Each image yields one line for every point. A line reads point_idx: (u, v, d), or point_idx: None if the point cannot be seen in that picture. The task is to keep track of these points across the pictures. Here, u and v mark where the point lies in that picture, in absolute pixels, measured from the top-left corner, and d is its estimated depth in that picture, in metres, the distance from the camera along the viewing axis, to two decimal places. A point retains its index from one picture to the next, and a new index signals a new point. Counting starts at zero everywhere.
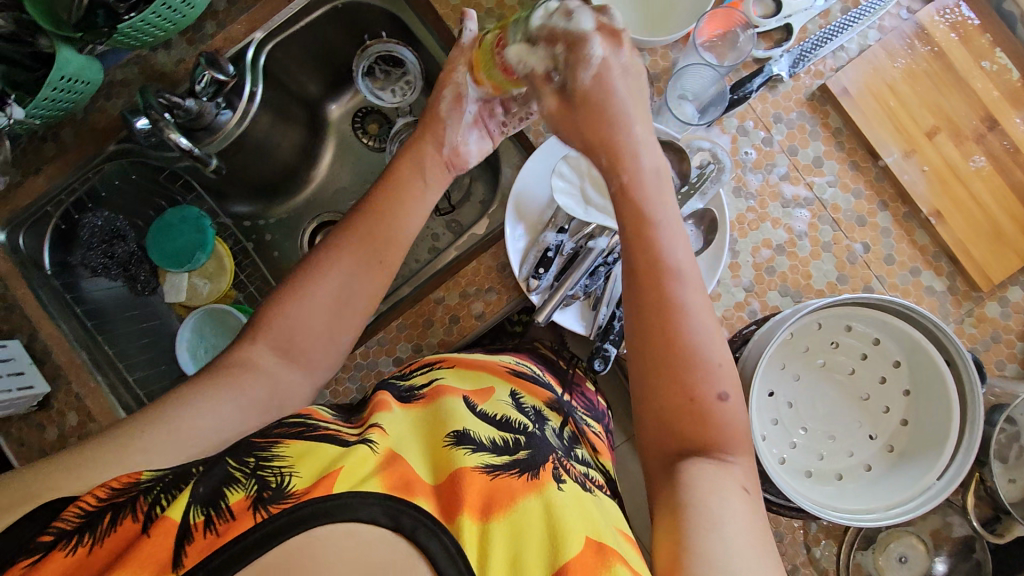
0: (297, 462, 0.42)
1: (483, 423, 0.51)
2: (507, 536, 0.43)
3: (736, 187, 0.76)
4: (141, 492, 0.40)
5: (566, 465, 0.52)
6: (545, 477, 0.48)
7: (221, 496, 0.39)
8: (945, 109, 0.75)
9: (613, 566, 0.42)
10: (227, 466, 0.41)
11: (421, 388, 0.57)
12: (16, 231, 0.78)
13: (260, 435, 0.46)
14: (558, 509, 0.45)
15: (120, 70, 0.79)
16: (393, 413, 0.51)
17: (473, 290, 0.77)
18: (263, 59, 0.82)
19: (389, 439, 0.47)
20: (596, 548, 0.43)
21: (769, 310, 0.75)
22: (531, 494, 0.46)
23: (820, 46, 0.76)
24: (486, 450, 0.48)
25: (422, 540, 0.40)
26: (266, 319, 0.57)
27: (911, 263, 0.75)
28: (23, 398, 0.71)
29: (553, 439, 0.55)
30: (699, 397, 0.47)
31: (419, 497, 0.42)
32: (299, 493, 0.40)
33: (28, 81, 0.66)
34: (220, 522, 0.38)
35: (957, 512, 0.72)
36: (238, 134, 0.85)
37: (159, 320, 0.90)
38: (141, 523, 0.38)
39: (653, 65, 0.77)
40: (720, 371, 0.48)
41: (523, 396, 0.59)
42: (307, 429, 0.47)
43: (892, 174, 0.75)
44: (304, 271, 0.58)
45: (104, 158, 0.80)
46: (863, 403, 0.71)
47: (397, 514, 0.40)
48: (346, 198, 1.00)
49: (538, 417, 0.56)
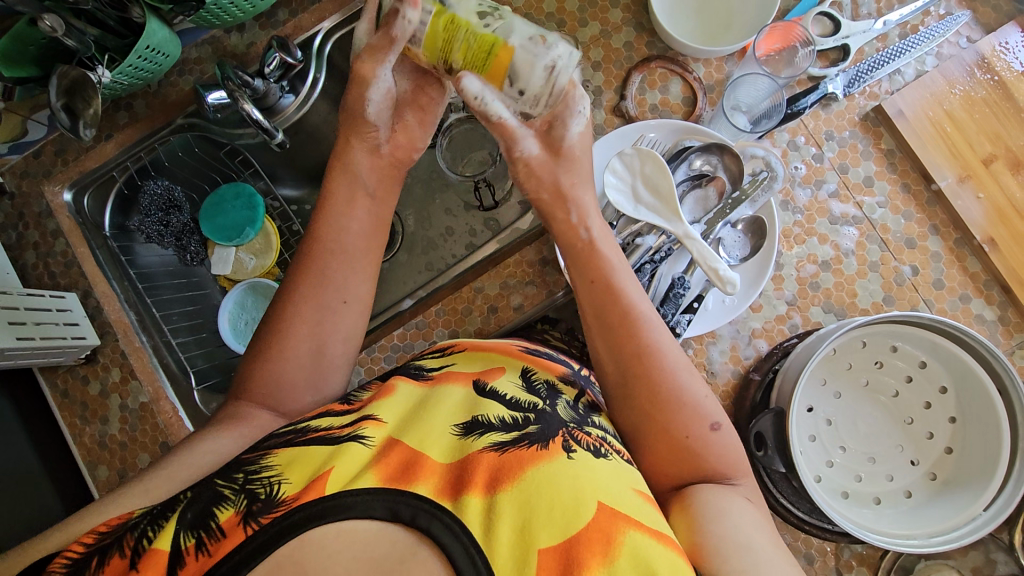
0: (286, 471, 0.42)
1: (492, 401, 0.50)
2: (516, 505, 0.42)
3: (783, 201, 0.76)
4: (128, 530, 0.41)
5: (578, 434, 0.48)
6: (555, 447, 0.45)
7: (211, 516, 0.39)
8: (1004, 138, 0.75)
9: (627, 533, 0.41)
10: (215, 487, 0.42)
11: (431, 371, 0.57)
12: (81, 191, 0.80)
13: (251, 451, 0.46)
14: (572, 477, 0.43)
15: (195, 48, 0.82)
16: (394, 399, 0.51)
17: (514, 282, 0.78)
18: (329, 48, 0.83)
19: (385, 430, 0.47)
20: (610, 513, 0.42)
21: (811, 325, 0.74)
22: (541, 464, 0.44)
23: (877, 68, 0.76)
24: (494, 428, 0.47)
25: (423, 524, 0.39)
26: (250, 379, 0.57)
27: (961, 289, 0.74)
28: (73, 347, 0.76)
29: (566, 412, 0.51)
30: (694, 433, 0.50)
31: (419, 483, 0.41)
32: (289, 500, 0.39)
33: (117, 47, 0.70)
34: (211, 542, 0.38)
35: (1000, 548, 0.69)
36: (295, 119, 0.86)
37: (205, 292, 0.92)
38: (128, 558, 0.39)
39: (708, 76, 0.78)
40: (707, 404, 0.52)
41: (534, 372, 0.56)
42: (297, 436, 0.46)
43: (945, 199, 0.75)
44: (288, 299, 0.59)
45: (171, 130, 0.82)
46: (907, 427, 0.71)
47: (395, 504, 0.40)
48: None
49: (550, 394, 0.53)
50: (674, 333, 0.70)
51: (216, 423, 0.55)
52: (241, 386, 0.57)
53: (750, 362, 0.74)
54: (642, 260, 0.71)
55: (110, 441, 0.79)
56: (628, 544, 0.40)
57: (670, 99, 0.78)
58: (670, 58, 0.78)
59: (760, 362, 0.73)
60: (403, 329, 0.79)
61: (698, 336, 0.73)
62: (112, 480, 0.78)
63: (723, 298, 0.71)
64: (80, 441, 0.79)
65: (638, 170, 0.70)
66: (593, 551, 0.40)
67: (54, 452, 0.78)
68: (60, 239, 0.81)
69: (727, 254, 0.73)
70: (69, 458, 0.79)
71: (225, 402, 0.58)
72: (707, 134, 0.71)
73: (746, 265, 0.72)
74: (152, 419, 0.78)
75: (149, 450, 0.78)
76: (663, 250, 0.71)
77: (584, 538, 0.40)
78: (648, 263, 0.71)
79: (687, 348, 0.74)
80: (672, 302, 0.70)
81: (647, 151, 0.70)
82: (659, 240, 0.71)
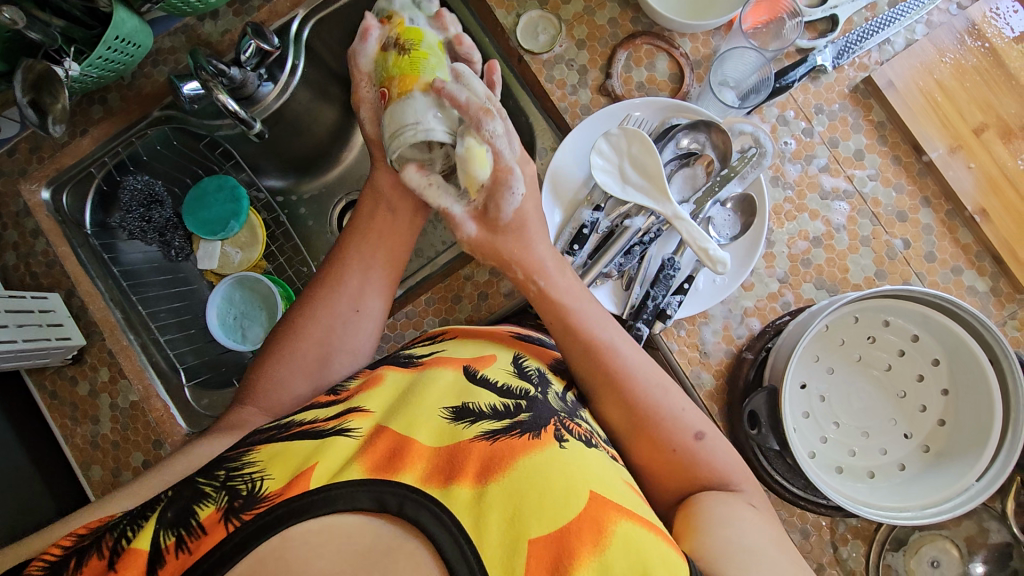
0: (269, 466, 0.42)
1: (481, 390, 0.50)
2: (507, 496, 0.41)
3: (774, 176, 0.75)
4: (108, 530, 0.41)
5: (570, 424, 0.49)
6: (547, 436, 0.46)
7: (192, 515, 0.39)
8: (995, 106, 0.74)
9: (619, 522, 0.41)
10: (196, 485, 0.42)
11: (420, 357, 0.57)
12: (60, 188, 0.78)
13: (234, 449, 0.46)
14: (561, 466, 0.43)
15: (168, 38, 0.80)
16: (384, 388, 0.51)
17: (503, 268, 0.77)
18: (306, 34, 0.80)
19: (372, 418, 0.47)
20: (600, 503, 0.42)
21: (803, 302, 0.73)
22: (532, 453, 0.44)
23: (866, 38, 0.75)
24: (485, 417, 0.47)
25: (410, 514, 0.39)
26: (250, 386, 0.57)
27: (953, 262, 0.73)
28: (59, 348, 0.75)
29: (556, 403, 0.51)
30: (680, 445, 0.51)
31: (405, 473, 0.41)
32: (272, 495, 0.39)
33: (84, 38, 0.67)
34: (192, 539, 0.38)
35: (994, 517, 0.69)
36: (276, 108, 0.84)
37: (190, 287, 0.91)
38: (106, 558, 0.39)
39: (694, 52, 0.76)
40: (686, 416, 0.52)
41: (525, 359, 0.56)
42: (280, 432, 0.46)
43: (936, 170, 0.74)
44: (298, 308, 0.60)
45: (149, 123, 0.79)
46: (900, 400, 0.71)
47: (382, 495, 0.39)
48: (322, 160, 0.99)
49: (541, 381, 0.53)
50: (664, 315, 0.69)
51: (213, 432, 0.54)
52: (241, 393, 0.57)
53: (743, 342, 0.73)
54: (632, 242, 0.71)
55: (102, 441, 0.78)
56: (619, 534, 0.40)
57: (656, 76, 0.76)
58: (656, 34, 0.76)
59: (752, 341, 0.73)
60: (393, 319, 0.78)
61: (690, 317, 0.72)
62: (106, 480, 0.78)
63: (714, 279, 0.70)
64: (72, 442, 0.79)
65: (625, 150, 0.70)
66: (584, 539, 0.40)
67: (46, 453, 0.78)
68: (40, 239, 0.80)
69: (717, 234, 0.72)
70: (61, 459, 0.79)
71: (230, 408, 0.58)
72: (694, 111, 0.70)
73: (735, 244, 0.71)
74: (143, 417, 0.77)
75: (143, 448, 0.78)
76: (652, 231, 0.71)
77: (575, 525, 0.40)
78: (637, 245, 0.71)
79: (679, 329, 0.73)
80: (662, 284, 0.70)
81: (633, 130, 0.69)
82: (648, 222, 0.70)
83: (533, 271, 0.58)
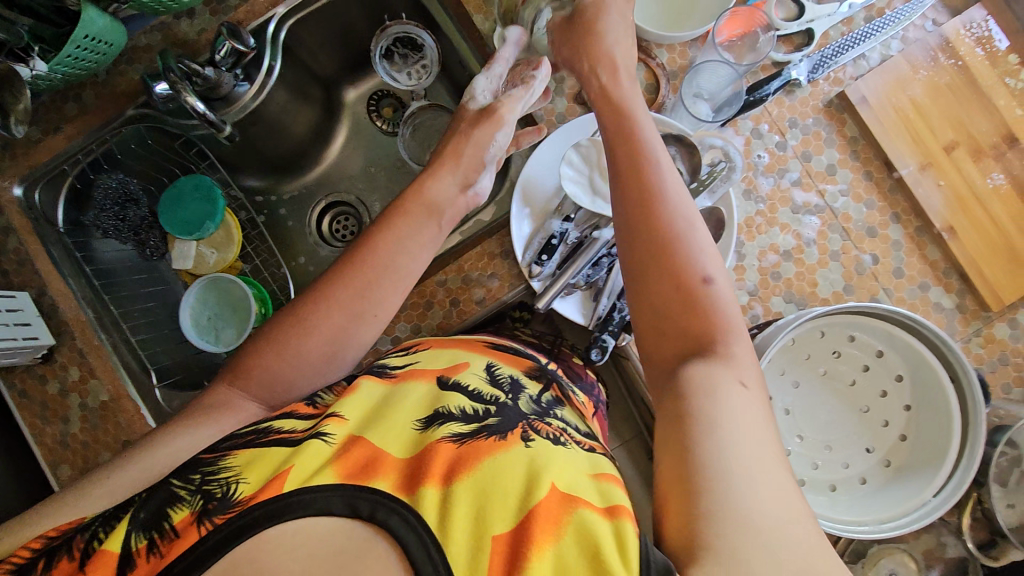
0: (245, 470, 0.42)
1: (455, 393, 0.51)
2: (474, 494, 0.42)
3: (746, 189, 0.75)
4: (78, 532, 0.41)
5: (538, 425, 0.49)
6: (514, 437, 0.46)
7: (164, 517, 0.39)
8: (965, 124, 0.74)
9: (578, 511, 0.41)
10: (170, 487, 0.41)
11: (395, 367, 0.57)
12: (32, 185, 0.77)
13: (209, 451, 0.45)
14: (526, 465, 0.44)
15: (144, 36, 0.79)
16: (360, 393, 0.51)
17: (475, 275, 0.76)
18: (284, 35, 0.80)
19: (347, 426, 0.46)
20: (561, 495, 0.42)
21: (772, 315, 0.74)
22: (499, 454, 0.44)
23: (842, 53, 0.75)
24: (455, 419, 0.47)
25: (381, 519, 0.39)
26: (247, 367, 0.54)
27: (920, 278, 0.74)
28: (26, 348, 0.73)
29: (526, 406, 0.51)
30: (686, 282, 0.49)
31: (378, 478, 0.41)
32: (245, 499, 0.39)
33: (52, 37, 0.66)
34: (164, 543, 0.38)
35: (951, 532, 0.71)
36: (253, 108, 0.83)
37: (165, 287, 0.92)
38: (76, 560, 0.38)
39: (671, 62, 0.76)
40: (703, 259, 0.49)
41: (499, 367, 0.57)
42: (257, 436, 0.46)
43: (905, 187, 0.74)
44: (306, 299, 0.56)
45: (123, 122, 0.79)
46: (863, 415, 0.71)
47: (355, 500, 0.40)
48: (302, 160, 0.98)
49: (513, 388, 0.54)
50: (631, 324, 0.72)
51: (192, 414, 0.52)
52: (234, 368, 0.55)
53: None
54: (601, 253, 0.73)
55: (71, 441, 0.76)
56: (575, 523, 0.40)
57: None
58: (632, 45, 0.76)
59: None
60: None
61: None
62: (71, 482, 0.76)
63: None
64: (40, 441, 0.77)
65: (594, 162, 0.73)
66: (544, 528, 0.40)
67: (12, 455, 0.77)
68: (10, 236, 0.76)
69: None
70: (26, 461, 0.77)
71: (215, 382, 0.55)
72: (666, 124, 0.71)
73: None
74: (112, 418, 0.76)
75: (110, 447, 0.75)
76: None
77: (539, 513, 0.40)
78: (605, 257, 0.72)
79: None
80: None
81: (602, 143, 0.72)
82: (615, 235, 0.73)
83: (598, 69, 0.61)
